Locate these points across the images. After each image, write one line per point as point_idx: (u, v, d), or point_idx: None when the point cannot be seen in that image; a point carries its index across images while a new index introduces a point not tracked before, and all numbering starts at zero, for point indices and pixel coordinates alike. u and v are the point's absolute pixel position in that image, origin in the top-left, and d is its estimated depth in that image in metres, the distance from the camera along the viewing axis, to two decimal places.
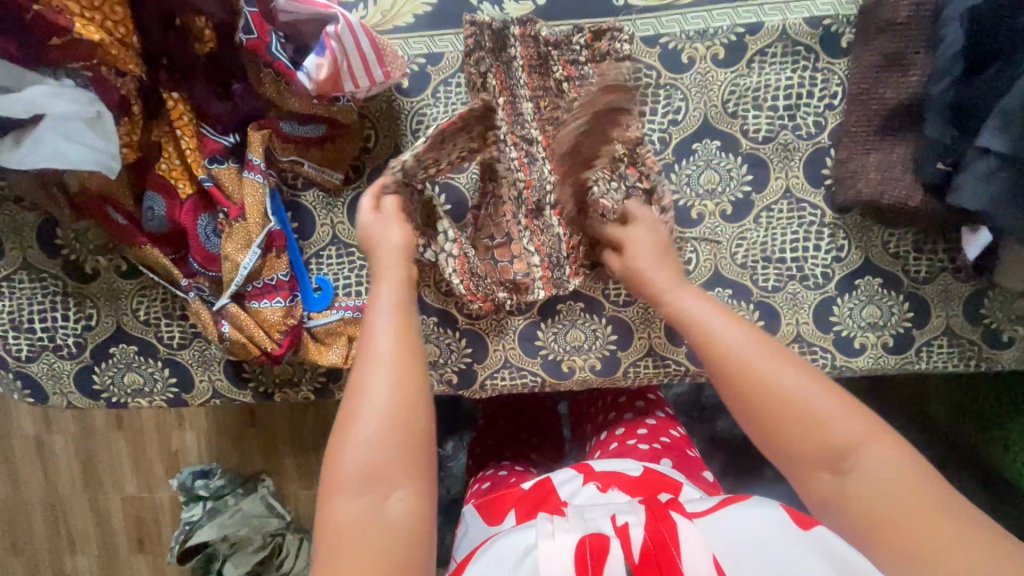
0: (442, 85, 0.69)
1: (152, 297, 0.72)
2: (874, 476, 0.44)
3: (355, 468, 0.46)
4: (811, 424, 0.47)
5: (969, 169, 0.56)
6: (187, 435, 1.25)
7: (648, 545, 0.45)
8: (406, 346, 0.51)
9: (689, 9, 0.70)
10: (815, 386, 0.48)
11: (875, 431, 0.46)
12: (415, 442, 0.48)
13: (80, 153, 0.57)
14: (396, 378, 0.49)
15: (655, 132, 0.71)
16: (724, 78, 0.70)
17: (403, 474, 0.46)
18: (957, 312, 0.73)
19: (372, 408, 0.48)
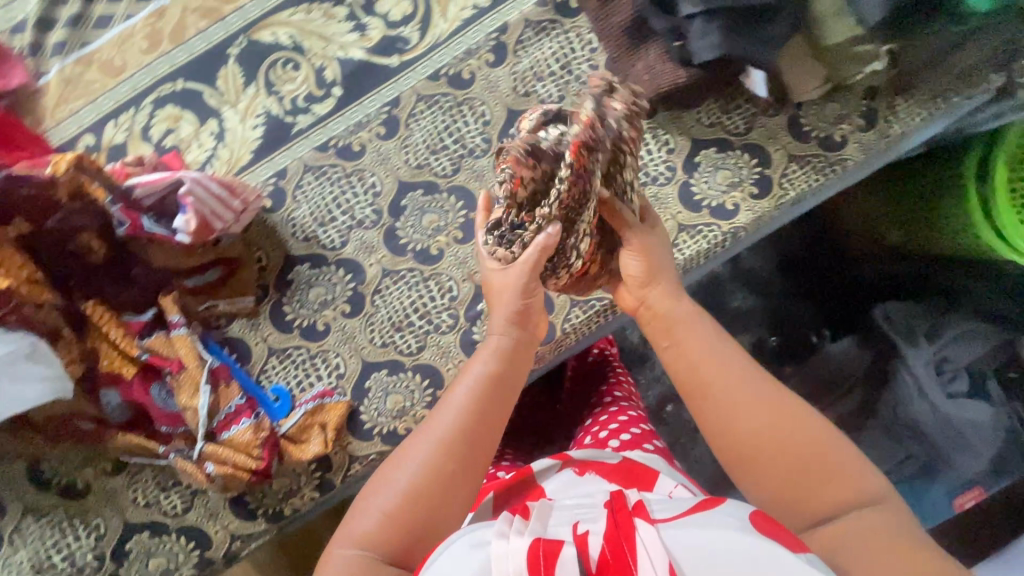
0: (297, 188, 0.82)
1: (144, 480, 0.78)
2: (847, 530, 0.50)
3: (389, 492, 0.54)
4: (816, 475, 0.53)
5: (692, 33, 0.69)
6: None
7: (605, 557, 0.43)
8: (481, 412, 0.58)
9: (450, 39, 0.83)
10: (810, 431, 0.54)
11: (865, 498, 0.52)
12: (442, 495, 0.53)
13: (32, 386, 0.67)
14: (447, 443, 0.55)
15: (477, 136, 0.83)
16: (504, 72, 0.84)
17: (416, 514, 0.53)
18: (789, 141, 0.84)
19: (421, 448, 0.56)
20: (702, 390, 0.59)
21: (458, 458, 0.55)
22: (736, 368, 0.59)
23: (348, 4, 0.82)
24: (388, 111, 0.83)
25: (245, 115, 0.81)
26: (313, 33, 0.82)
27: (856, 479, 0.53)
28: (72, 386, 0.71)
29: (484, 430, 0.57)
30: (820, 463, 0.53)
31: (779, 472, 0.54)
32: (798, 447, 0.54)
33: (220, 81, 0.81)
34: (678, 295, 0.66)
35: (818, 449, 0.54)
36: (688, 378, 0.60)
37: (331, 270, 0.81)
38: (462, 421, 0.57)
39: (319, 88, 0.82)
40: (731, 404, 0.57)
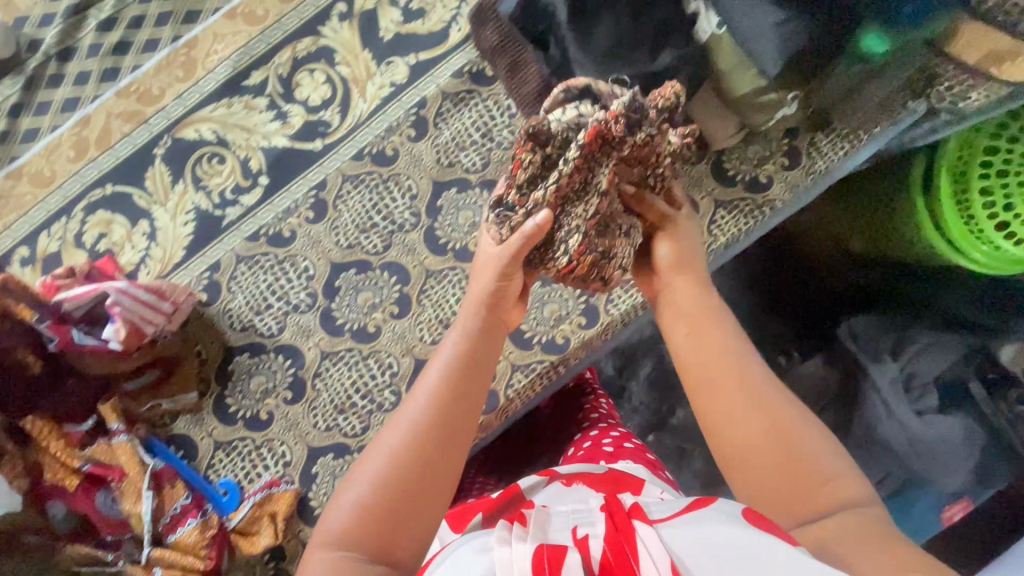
0: (232, 279, 0.83)
1: None
2: (836, 526, 0.48)
3: (363, 491, 0.52)
4: (800, 474, 0.51)
5: None
6: None
7: (607, 560, 0.44)
8: (456, 399, 0.57)
9: (371, 118, 0.85)
10: (800, 431, 0.53)
11: (852, 495, 0.50)
12: (418, 485, 0.52)
13: None
14: (426, 430, 0.55)
15: (405, 211, 0.84)
16: (426, 146, 0.85)
17: (391, 510, 0.51)
18: (715, 187, 0.84)
19: (395, 438, 0.55)
20: (698, 366, 0.59)
21: (438, 444, 0.54)
22: (723, 351, 0.59)
23: (267, 94, 0.84)
24: (316, 194, 0.84)
25: (175, 212, 0.83)
26: (236, 126, 0.83)
27: (843, 481, 0.51)
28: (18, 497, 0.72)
29: (456, 416, 0.56)
30: (801, 460, 0.52)
31: (760, 469, 0.53)
32: (792, 437, 0.53)
33: (149, 181, 0.83)
34: (703, 280, 0.65)
35: (804, 442, 0.53)
36: (689, 370, 0.59)
37: (271, 358, 0.82)
38: (440, 410, 0.56)
39: (246, 179, 0.83)
40: (736, 375, 0.57)
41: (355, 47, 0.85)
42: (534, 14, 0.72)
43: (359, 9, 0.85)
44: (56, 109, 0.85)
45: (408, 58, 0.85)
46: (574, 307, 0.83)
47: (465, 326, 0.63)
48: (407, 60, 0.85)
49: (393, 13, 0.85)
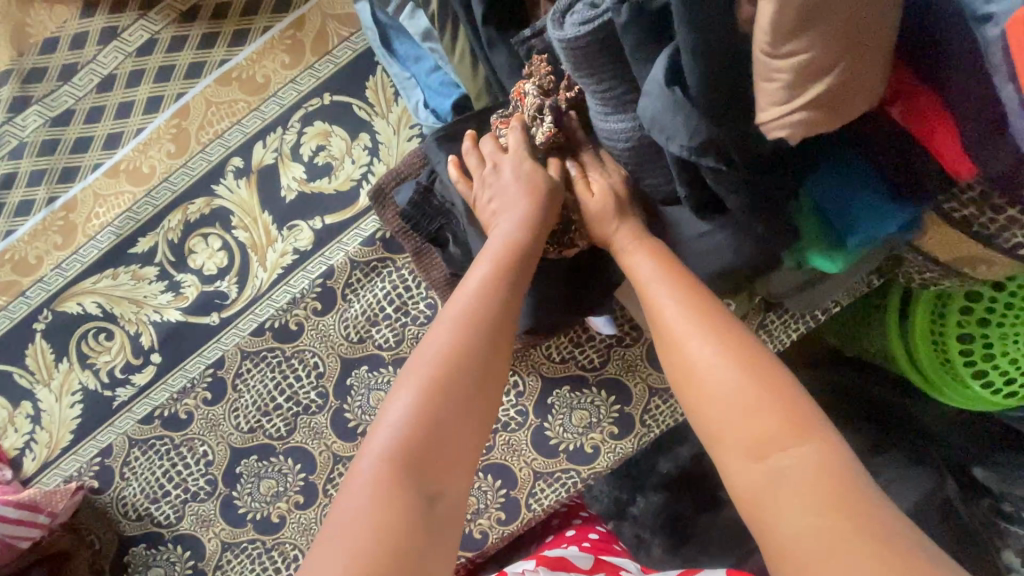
0: (126, 465, 0.76)
1: None
2: (788, 480, 0.39)
3: (405, 409, 0.42)
4: (767, 409, 0.41)
5: None
6: None
7: None
8: (497, 294, 0.50)
9: (273, 289, 0.77)
10: (757, 358, 0.44)
11: (807, 433, 0.40)
12: (457, 401, 0.43)
13: None
14: (473, 326, 0.47)
15: (311, 391, 0.77)
16: (334, 320, 0.77)
17: (448, 436, 0.42)
18: (651, 373, 0.75)
19: (430, 347, 0.46)
20: (682, 288, 0.50)
21: (490, 339, 0.47)
22: (677, 286, 0.50)
23: (157, 261, 0.76)
24: (213, 373, 0.76)
25: (61, 392, 0.77)
26: (123, 297, 0.76)
27: (813, 413, 0.41)
28: None
29: (501, 332, 0.48)
30: (777, 393, 0.42)
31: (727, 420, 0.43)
32: (760, 390, 0.42)
33: (32, 357, 0.77)
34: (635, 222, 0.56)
35: (776, 371, 0.43)
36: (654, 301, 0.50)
37: (167, 549, 0.76)
38: (486, 307, 0.48)
39: (137, 356, 0.77)
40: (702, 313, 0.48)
41: (253, 207, 0.77)
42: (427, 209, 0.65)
43: (257, 164, 0.77)
44: None
45: (314, 221, 0.77)
46: (491, 501, 0.77)
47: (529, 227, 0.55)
48: (311, 225, 0.77)
49: (295, 168, 0.77)
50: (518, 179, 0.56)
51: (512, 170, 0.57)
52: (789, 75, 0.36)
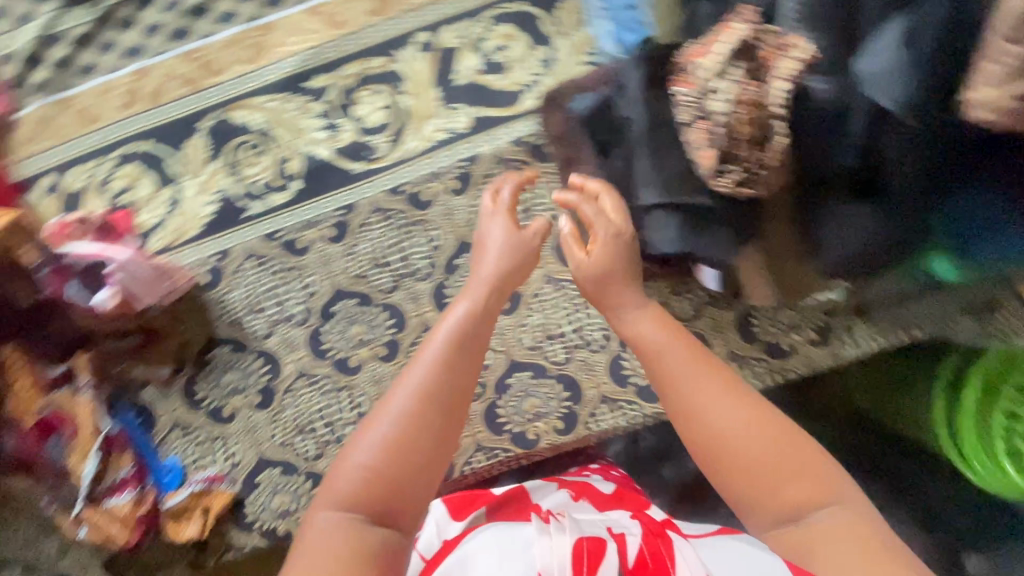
0: (237, 271, 0.82)
1: (21, 522, 0.79)
2: (822, 530, 0.43)
3: (364, 459, 0.45)
4: (779, 475, 0.45)
5: (651, 225, 0.65)
6: None
7: (643, 559, 0.43)
8: (459, 368, 0.51)
9: (418, 157, 0.83)
10: (776, 440, 0.46)
11: (824, 490, 0.45)
12: (421, 448, 0.47)
13: None
14: (428, 399, 0.48)
15: (423, 259, 0.83)
16: (464, 203, 0.82)
17: (404, 481, 0.45)
18: (733, 338, 0.81)
19: (403, 395, 0.48)
20: (694, 358, 0.51)
21: (443, 412, 0.48)
22: (684, 366, 0.51)
23: (325, 101, 0.82)
24: (340, 215, 0.82)
25: (202, 189, 0.83)
26: (285, 123, 0.82)
27: (825, 471, 0.46)
28: None
29: (461, 386, 0.50)
30: (785, 461, 0.46)
31: (751, 484, 0.46)
32: (783, 452, 0.46)
33: (187, 151, 0.83)
34: (631, 279, 0.60)
35: (780, 436, 0.46)
36: (665, 363, 0.52)
37: (249, 358, 0.82)
38: (439, 383, 0.49)
39: (279, 179, 0.82)
40: (722, 379, 0.50)
41: (425, 81, 0.82)
42: (603, 119, 0.68)
43: (440, 45, 0.83)
44: (119, 55, 0.85)
45: (475, 109, 0.82)
46: (554, 408, 0.82)
47: (478, 293, 0.59)
48: (470, 111, 0.82)
49: (473, 59, 0.82)
50: (522, 234, 0.64)
51: (501, 231, 0.63)
52: (1016, 61, 0.39)
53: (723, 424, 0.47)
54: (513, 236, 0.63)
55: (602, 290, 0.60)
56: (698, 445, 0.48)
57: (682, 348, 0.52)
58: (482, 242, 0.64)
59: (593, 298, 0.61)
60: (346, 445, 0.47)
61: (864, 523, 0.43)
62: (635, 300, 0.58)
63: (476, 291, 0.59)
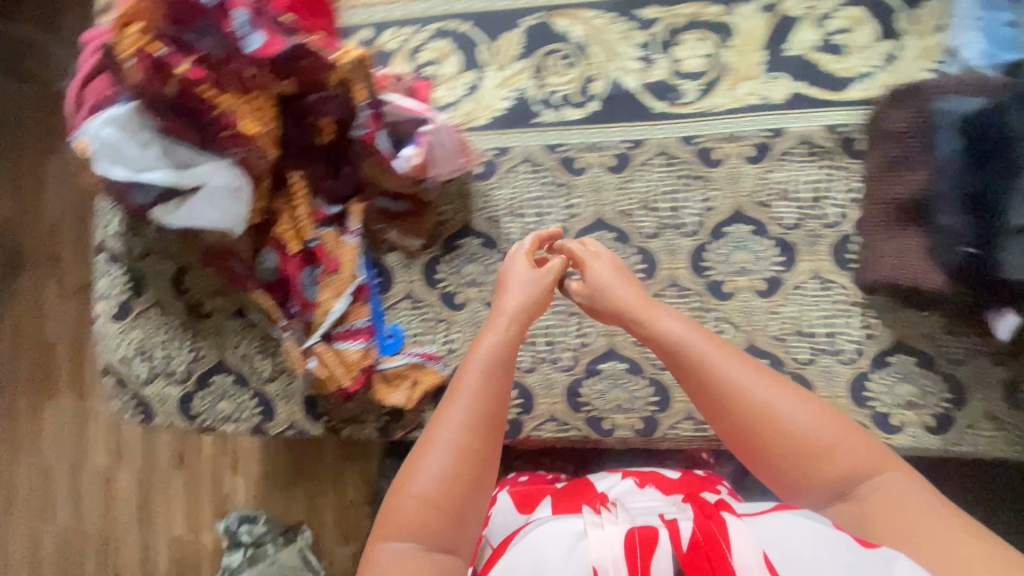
0: (510, 171, 0.83)
1: (251, 335, 0.84)
2: (881, 501, 0.55)
3: (424, 491, 0.59)
4: (811, 456, 0.58)
5: (1012, 247, 0.64)
6: (237, 482, 1.65)
7: (698, 538, 0.54)
8: (487, 398, 0.64)
9: (722, 115, 0.80)
10: (818, 417, 0.59)
11: (875, 465, 0.58)
12: (460, 495, 0.59)
13: (221, 178, 0.71)
14: (474, 425, 0.62)
15: (692, 216, 0.81)
16: (754, 172, 0.80)
17: (444, 519, 0.58)
18: (1000, 397, 0.74)
19: (445, 443, 0.61)
20: (745, 386, 0.61)
21: (472, 463, 0.60)
22: (730, 365, 0.63)
23: (650, 33, 0.81)
24: (625, 148, 0.82)
25: (503, 82, 0.83)
26: (602, 43, 0.82)
27: (869, 455, 0.58)
28: (247, 194, 0.74)
29: (485, 432, 0.62)
30: (821, 449, 0.58)
31: (817, 474, 0.58)
32: (836, 443, 0.58)
33: (500, 42, 0.83)
34: (657, 303, 0.72)
35: (834, 438, 0.58)
36: (716, 389, 0.62)
37: (495, 257, 0.83)
38: (478, 412, 0.63)
39: (579, 96, 0.82)
40: (767, 398, 0.60)
41: (755, 41, 0.80)
42: (986, 128, 0.66)
43: (782, 10, 0.79)
44: None
45: (798, 83, 0.79)
46: None
47: (504, 328, 0.70)
48: (791, 85, 0.79)
49: (812, 33, 0.79)
50: (535, 285, 0.74)
51: (524, 274, 0.74)
52: None
53: (797, 425, 0.58)
54: (537, 277, 0.74)
55: (647, 310, 0.71)
56: (746, 443, 0.60)
57: (726, 356, 0.63)
58: (505, 283, 0.75)
59: (642, 326, 0.70)
60: (410, 477, 0.60)
61: (918, 495, 0.55)
62: (660, 317, 0.69)
63: (497, 326, 0.69)
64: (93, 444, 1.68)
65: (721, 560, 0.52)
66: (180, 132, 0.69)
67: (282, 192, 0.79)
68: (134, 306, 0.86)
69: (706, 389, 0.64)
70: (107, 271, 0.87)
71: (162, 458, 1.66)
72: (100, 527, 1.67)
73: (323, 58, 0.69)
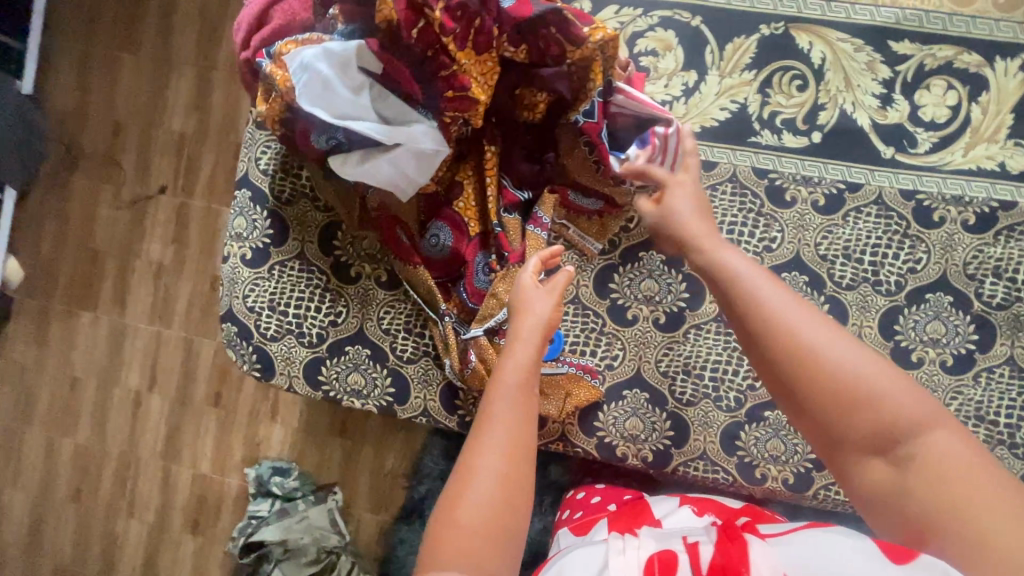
0: (709, 189, 0.75)
1: (399, 310, 0.78)
2: (930, 459, 0.45)
3: (479, 512, 0.50)
4: (859, 399, 0.47)
5: None
6: (273, 430, 1.48)
7: (715, 561, 0.50)
8: (527, 418, 0.57)
9: (951, 175, 0.75)
10: (882, 371, 0.47)
11: (927, 420, 0.46)
12: (497, 529, 0.50)
13: (422, 142, 0.64)
14: (514, 453, 0.54)
15: (892, 275, 0.75)
16: (972, 242, 0.74)
17: (500, 543, 0.50)
18: None
19: (492, 460, 0.53)
20: (777, 314, 0.51)
21: (496, 481, 0.52)
22: (772, 291, 0.52)
23: (896, 71, 0.74)
24: (841, 189, 0.75)
25: (724, 92, 0.76)
26: (843, 70, 0.75)
27: (889, 400, 0.46)
28: (437, 164, 0.67)
29: (528, 453, 0.55)
30: (869, 398, 0.47)
31: (860, 428, 0.47)
32: (867, 383, 0.47)
33: (731, 47, 0.76)
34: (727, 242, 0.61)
35: (855, 371, 0.47)
36: (775, 319, 0.51)
37: (673, 276, 0.78)
38: (514, 433, 0.55)
39: (805, 122, 0.75)
40: (787, 319, 0.50)
41: (1006, 102, 0.74)
42: None
43: None
44: None
45: None
46: None
47: (528, 344, 0.62)
48: None
49: None
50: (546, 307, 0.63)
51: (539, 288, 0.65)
52: None
53: (834, 361, 0.48)
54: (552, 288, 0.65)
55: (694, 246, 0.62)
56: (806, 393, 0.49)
57: (778, 294, 0.53)
58: (519, 298, 0.65)
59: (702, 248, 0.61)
60: (460, 492, 0.51)
61: (976, 458, 0.45)
62: (722, 253, 0.59)
63: (526, 342, 0.62)
64: (122, 364, 1.54)
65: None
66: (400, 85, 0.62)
67: (468, 164, 0.74)
68: (272, 255, 0.78)
69: (760, 352, 0.52)
70: (247, 211, 0.79)
71: (196, 392, 1.52)
72: (122, 450, 1.54)
73: (572, 30, 0.62)
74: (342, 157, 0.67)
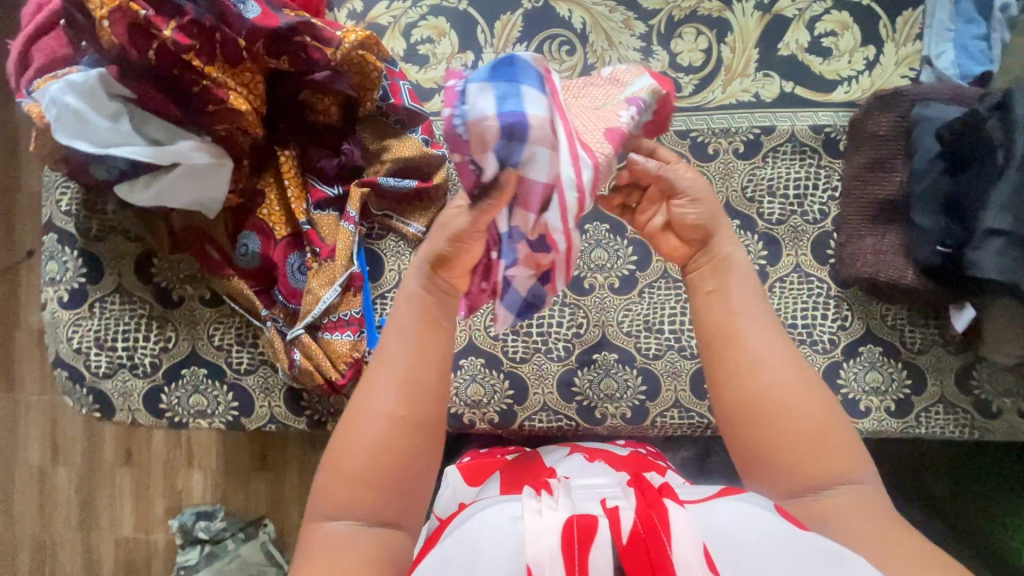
0: None
1: (228, 325, 0.79)
2: (846, 503, 0.49)
3: (360, 464, 0.49)
4: (815, 440, 0.50)
5: (982, 248, 0.65)
6: (191, 478, 1.42)
7: (636, 530, 0.40)
8: (430, 353, 0.53)
9: (716, 111, 0.82)
10: (819, 398, 0.51)
11: (839, 466, 0.50)
12: (388, 482, 0.49)
13: (200, 158, 0.66)
14: (407, 393, 0.51)
15: None
16: (744, 168, 0.80)
17: (389, 495, 0.49)
18: (952, 383, 0.80)
19: (379, 411, 0.50)
20: (742, 361, 0.52)
21: (388, 438, 0.50)
22: (768, 327, 0.53)
23: (650, 24, 0.82)
24: None
25: None
26: (604, 30, 0.81)
27: (840, 436, 0.50)
28: (228, 175, 0.69)
29: (425, 405, 0.51)
30: (825, 432, 0.50)
31: (794, 453, 0.50)
32: (804, 420, 0.50)
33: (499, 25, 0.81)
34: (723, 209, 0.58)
35: (795, 407, 0.50)
36: (761, 373, 0.51)
37: None
38: (409, 378, 0.51)
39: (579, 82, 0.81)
40: (748, 361, 0.52)
41: (750, 39, 0.83)
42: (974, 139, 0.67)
43: (776, 10, 0.83)
44: None
45: (787, 83, 0.82)
46: None
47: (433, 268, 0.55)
48: (783, 83, 0.82)
49: (803, 35, 0.83)
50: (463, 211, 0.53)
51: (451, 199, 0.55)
52: None
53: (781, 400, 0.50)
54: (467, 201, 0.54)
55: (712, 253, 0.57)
56: (736, 417, 0.52)
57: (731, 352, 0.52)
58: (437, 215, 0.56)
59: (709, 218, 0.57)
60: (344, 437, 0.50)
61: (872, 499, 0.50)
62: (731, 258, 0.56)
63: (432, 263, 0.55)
64: (22, 441, 1.46)
65: (663, 562, 0.38)
66: (158, 107, 0.64)
67: (269, 171, 0.76)
68: (88, 294, 0.78)
69: (741, 412, 0.51)
70: (57, 255, 0.78)
71: (105, 454, 1.44)
72: (37, 531, 1.47)
73: (322, 33, 0.66)
74: (129, 184, 0.68)
